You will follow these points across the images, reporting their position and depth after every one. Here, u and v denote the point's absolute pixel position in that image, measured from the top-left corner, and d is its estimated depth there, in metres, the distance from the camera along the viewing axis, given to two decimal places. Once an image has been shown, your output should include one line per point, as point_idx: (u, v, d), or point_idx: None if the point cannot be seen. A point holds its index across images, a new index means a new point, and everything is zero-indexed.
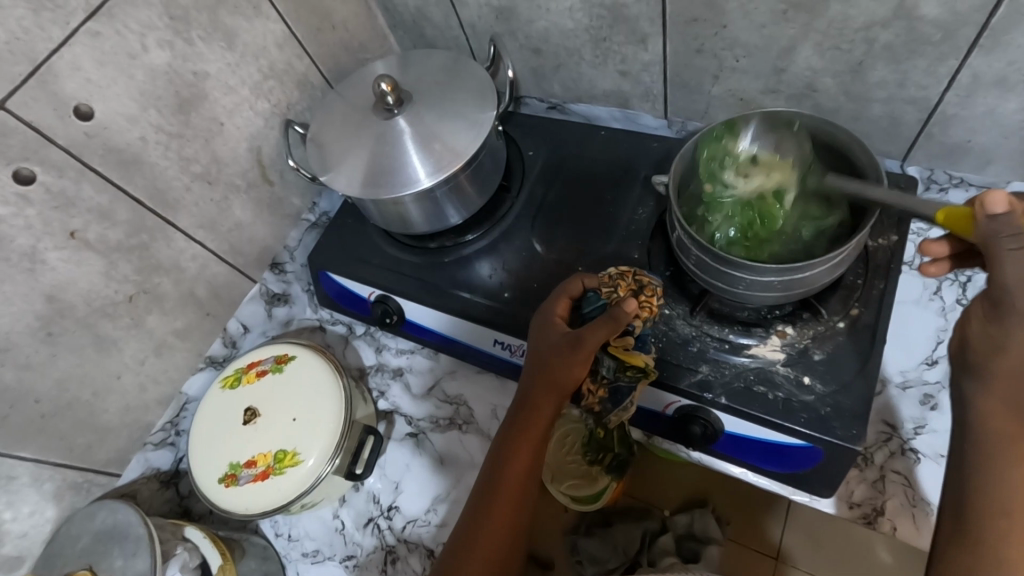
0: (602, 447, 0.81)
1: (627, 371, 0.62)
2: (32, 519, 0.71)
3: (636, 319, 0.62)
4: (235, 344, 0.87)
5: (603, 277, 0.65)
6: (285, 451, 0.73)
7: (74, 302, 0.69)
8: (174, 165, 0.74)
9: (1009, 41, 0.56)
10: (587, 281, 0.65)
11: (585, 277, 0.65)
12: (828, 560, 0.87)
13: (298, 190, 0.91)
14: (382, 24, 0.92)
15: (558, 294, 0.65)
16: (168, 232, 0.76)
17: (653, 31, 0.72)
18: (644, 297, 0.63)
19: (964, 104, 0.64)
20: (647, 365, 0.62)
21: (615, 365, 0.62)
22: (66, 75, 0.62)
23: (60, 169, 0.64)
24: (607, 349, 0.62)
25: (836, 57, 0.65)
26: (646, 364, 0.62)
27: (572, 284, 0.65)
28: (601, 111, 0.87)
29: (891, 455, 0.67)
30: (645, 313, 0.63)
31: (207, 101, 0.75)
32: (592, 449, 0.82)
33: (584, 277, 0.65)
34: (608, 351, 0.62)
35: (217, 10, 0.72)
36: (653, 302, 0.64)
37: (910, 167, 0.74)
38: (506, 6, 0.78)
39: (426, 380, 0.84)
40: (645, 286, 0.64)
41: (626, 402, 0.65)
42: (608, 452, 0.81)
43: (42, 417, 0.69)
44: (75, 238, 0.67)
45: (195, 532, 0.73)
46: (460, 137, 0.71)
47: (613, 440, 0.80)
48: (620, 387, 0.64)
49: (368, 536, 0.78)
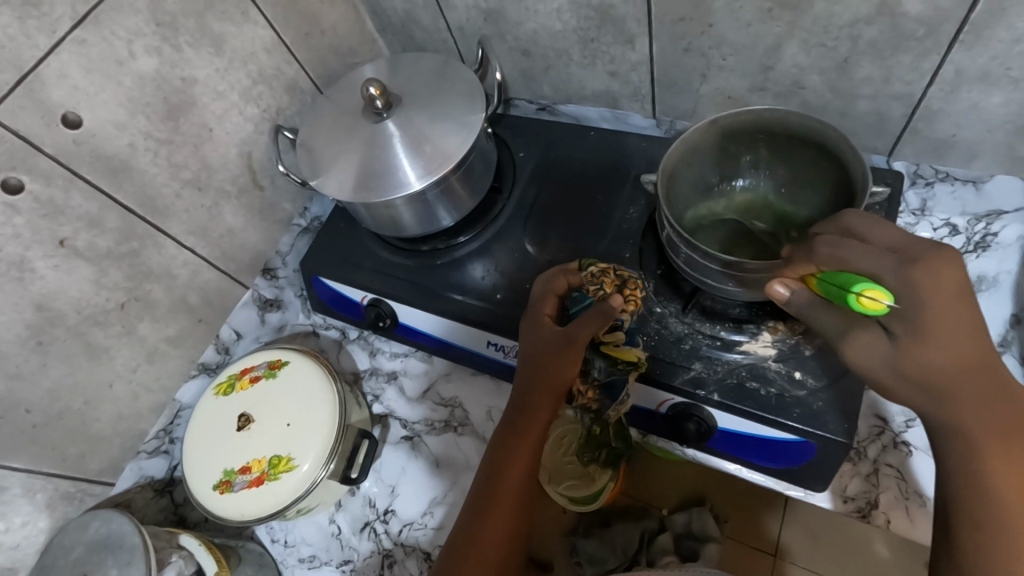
0: (596, 447, 0.77)
1: (618, 367, 0.63)
2: (25, 530, 0.71)
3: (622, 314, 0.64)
4: (228, 350, 0.87)
5: (585, 274, 0.66)
6: (279, 457, 0.72)
7: (64, 311, 0.69)
8: (164, 171, 0.74)
9: (990, 36, 0.57)
10: (571, 279, 0.65)
11: (568, 274, 0.66)
12: (829, 559, 0.88)
13: (289, 195, 0.91)
14: (370, 27, 0.92)
15: (544, 291, 0.65)
16: (158, 239, 0.75)
17: (640, 32, 0.72)
18: (629, 291, 0.66)
19: (949, 100, 0.65)
20: (638, 358, 0.63)
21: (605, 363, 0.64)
22: (53, 83, 0.62)
23: (48, 177, 0.64)
24: (598, 348, 0.64)
25: (822, 54, 0.66)
26: (637, 357, 0.63)
27: (556, 280, 0.65)
28: (591, 111, 0.87)
29: (884, 448, 0.67)
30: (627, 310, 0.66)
31: (196, 107, 0.74)
32: (586, 450, 0.78)
33: (567, 274, 0.66)
34: (599, 348, 0.63)
35: (205, 15, 0.72)
36: (637, 294, 0.66)
37: (896, 162, 0.75)
38: (494, 9, 0.78)
39: (421, 383, 0.84)
40: (628, 281, 0.67)
41: (622, 397, 0.65)
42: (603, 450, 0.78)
43: (34, 427, 0.69)
44: (65, 246, 0.67)
45: (189, 539, 0.72)
46: (449, 139, 0.71)
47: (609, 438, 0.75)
48: (614, 382, 0.64)
49: (365, 540, 0.77)
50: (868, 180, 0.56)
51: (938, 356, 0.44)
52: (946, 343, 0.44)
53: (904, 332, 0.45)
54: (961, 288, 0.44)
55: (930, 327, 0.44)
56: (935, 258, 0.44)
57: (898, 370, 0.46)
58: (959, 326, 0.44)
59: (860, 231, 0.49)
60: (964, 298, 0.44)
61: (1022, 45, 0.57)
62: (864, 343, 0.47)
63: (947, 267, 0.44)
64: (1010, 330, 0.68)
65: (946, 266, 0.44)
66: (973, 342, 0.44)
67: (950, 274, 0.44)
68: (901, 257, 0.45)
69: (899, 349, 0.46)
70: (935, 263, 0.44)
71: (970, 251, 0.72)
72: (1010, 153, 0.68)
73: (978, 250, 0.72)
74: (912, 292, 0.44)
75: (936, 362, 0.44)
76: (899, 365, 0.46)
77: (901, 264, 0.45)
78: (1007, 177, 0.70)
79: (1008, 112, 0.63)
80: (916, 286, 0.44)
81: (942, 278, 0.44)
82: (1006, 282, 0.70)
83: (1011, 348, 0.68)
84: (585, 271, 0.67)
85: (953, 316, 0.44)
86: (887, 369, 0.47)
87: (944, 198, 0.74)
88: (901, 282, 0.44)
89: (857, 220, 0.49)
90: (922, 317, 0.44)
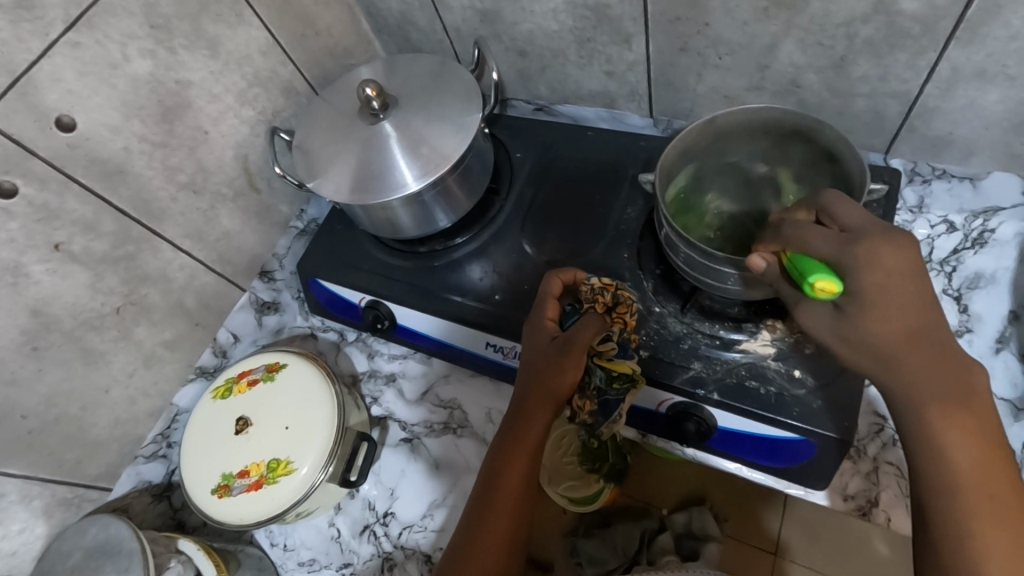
0: (596, 455, 0.83)
1: (615, 383, 0.62)
2: (22, 537, 0.70)
3: (614, 327, 0.63)
4: (226, 354, 0.87)
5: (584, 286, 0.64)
6: (278, 460, 0.72)
7: (60, 316, 0.68)
8: (160, 174, 0.73)
9: (986, 33, 0.57)
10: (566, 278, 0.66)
11: (562, 274, 0.66)
12: (829, 556, 0.89)
13: (286, 197, 0.90)
14: (366, 29, 0.92)
15: (544, 295, 0.65)
16: (154, 243, 0.75)
17: (637, 31, 0.72)
18: (619, 315, 0.63)
19: (945, 97, 0.65)
20: (634, 372, 0.63)
21: (603, 377, 0.63)
22: (47, 86, 0.62)
23: (43, 181, 0.64)
24: (594, 359, 0.63)
25: (818, 52, 0.66)
26: (634, 372, 0.63)
27: (552, 283, 0.66)
28: (588, 112, 0.87)
29: (884, 446, 0.67)
30: (619, 327, 0.64)
31: (191, 109, 0.74)
32: (586, 459, 0.83)
33: (563, 274, 0.66)
34: (593, 362, 0.63)
35: (199, 18, 0.71)
36: (627, 318, 0.64)
37: (894, 160, 0.75)
38: (490, 9, 0.78)
39: (420, 385, 0.84)
40: (622, 302, 0.63)
41: (615, 415, 0.64)
42: (605, 461, 0.83)
43: (30, 433, 0.68)
44: (60, 251, 0.67)
45: (188, 544, 0.72)
46: (446, 140, 0.71)
47: (607, 449, 0.82)
48: (608, 402, 0.63)
49: (365, 544, 0.77)
50: (867, 178, 0.56)
51: (881, 329, 0.46)
52: (885, 317, 0.46)
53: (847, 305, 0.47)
54: (905, 264, 0.45)
55: (877, 303, 0.45)
56: (877, 235, 0.46)
57: (849, 339, 0.48)
58: (903, 301, 0.45)
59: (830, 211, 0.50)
60: (908, 274, 0.45)
61: (1018, 43, 0.57)
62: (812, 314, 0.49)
63: (887, 244, 0.46)
64: (1008, 327, 0.68)
65: (886, 243, 0.46)
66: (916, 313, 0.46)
67: (891, 251, 0.45)
68: (847, 236, 0.47)
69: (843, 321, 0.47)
70: (878, 241, 0.46)
71: (968, 249, 0.72)
72: (1007, 151, 0.68)
73: (976, 247, 0.72)
74: (857, 267, 0.46)
75: (883, 336, 0.46)
76: (848, 336, 0.48)
77: (845, 243, 0.46)
78: (1004, 174, 0.71)
79: (1006, 108, 0.63)
80: (862, 262, 0.45)
81: (884, 256, 0.45)
82: (1004, 279, 0.70)
83: (1009, 346, 0.68)
84: (587, 282, 0.64)
85: (897, 290, 0.45)
86: (838, 340, 0.48)
87: (941, 195, 0.74)
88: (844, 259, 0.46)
89: (831, 202, 0.50)
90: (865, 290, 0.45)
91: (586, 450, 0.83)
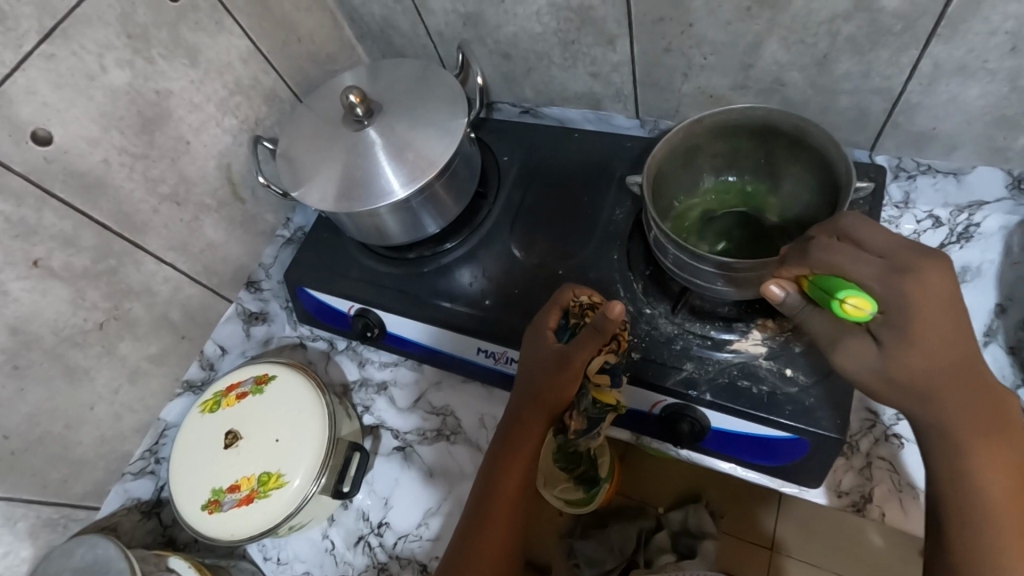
0: (572, 459, 0.81)
1: (596, 406, 0.62)
2: (7, 560, 0.69)
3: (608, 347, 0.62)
4: (213, 366, 0.86)
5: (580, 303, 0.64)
6: (269, 473, 0.71)
7: (40, 333, 0.67)
8: (141, 186, 0.72)
9: (966, 29, 0.58)
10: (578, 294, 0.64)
11: (574, 289, 0.65)
12: (823, 548, 0.91)
13: (271, 206, 0.90)
14: (349, 34, 0.91)
15: (550, 305, 0.64)
16: (136, 255, 0.74)
17: (620, 33, 0.72)
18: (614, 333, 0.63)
19: (928, 93, 0.65)
20: (617, 401, 0.62)
21: (588, 401, 0.62)
22: (21, 100, 0.60)
23: (19, 196, 0.62)
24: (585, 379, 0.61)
25: (801, 51, 0.66)
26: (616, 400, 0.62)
27: (563, 295, 0.64)
28: (574, 113, 0.87)
29: (876, 441, 0.67)
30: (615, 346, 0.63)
31: (172, 120, 0.73)
32: (560, 459, 0.81)
33: (575, 289, 0.65)
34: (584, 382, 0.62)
35: (178, 26, 0.70)
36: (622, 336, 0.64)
37: (878, 156, 0.75)
38: (473, 12, 0.77)
39: (411, 393, 0.83)
40: None
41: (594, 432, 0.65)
42: (578, 464, 0.82)
43: (13, 454, 0.67)
44: (38, 267, 0.65)
45: (179, 562, 0.71)
46: (433, 145, 0.70)
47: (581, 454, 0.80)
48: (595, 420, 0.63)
49: (360, 554, 0.76)
50: (852, 176, 0.56)
51: (926, 364, 0.46)
52: (930, 351, 0.46)
53: (892, 341, 0.47)
54: (949, 294, 0.45)
55: (915, 329, 0.45)
56: (920, 264, 0.45)
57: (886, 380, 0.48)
58: (940, 336, 0.45)
59: (818, 257, 0.49)
60: (948, 299, 0.45)
61: (997, 38, 0.57)
62: (850, 349, 0.49)
63: (933, 273, 0.45)
64: (993, 320, 0.70)
65: (930, 272, 0.45)
66: (966, 345, 0.46)
67: (938, 280, 0.45)
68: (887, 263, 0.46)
69: (888, 361, 0.47)
70: (923, 271, 0.45)
71: (953, 243, 0.74)
72: (989, 144, 0.68)
73: (961, 240, 0.74)
74: (904, 300, 0.45)
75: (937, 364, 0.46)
76: (891, 380, 0.47)
77: (894, 272, 0.46)
78: (987, 167, 0.71)
79: (986, 103, 0.64)
80: (908, 297, 0.45)
81: (926, 290, 0.45)
82: (990, 272, 0.72)
83: (994, 338, 0.70)
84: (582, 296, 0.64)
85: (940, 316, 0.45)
86: (876, 381, 0.48)
87: (925, 189, 0.75)
88: (888, 289, 0.46)
89: (853, 223, 0.49)
90: (908, 321, 0.45)
91: (562, 453, 0.80)
